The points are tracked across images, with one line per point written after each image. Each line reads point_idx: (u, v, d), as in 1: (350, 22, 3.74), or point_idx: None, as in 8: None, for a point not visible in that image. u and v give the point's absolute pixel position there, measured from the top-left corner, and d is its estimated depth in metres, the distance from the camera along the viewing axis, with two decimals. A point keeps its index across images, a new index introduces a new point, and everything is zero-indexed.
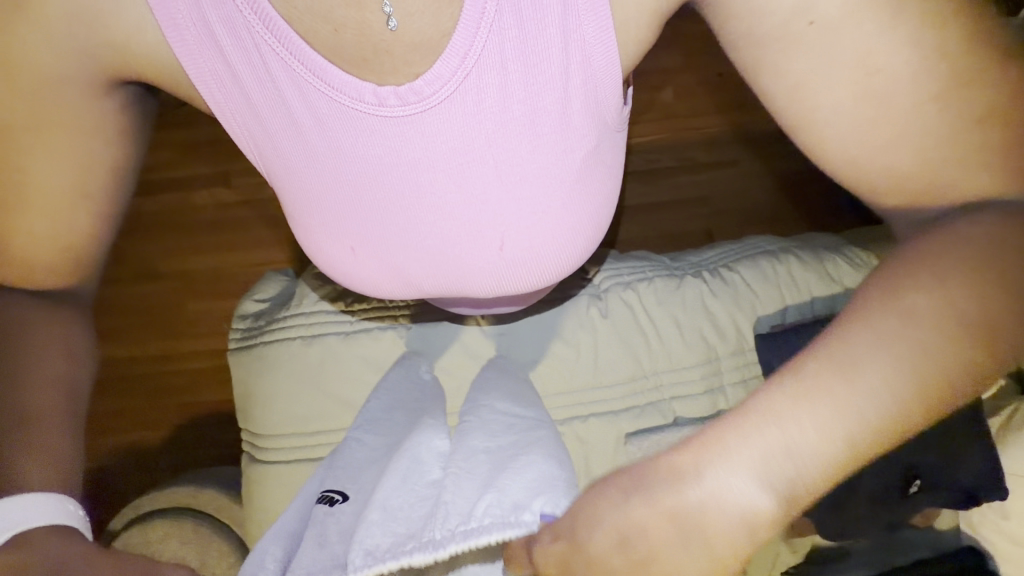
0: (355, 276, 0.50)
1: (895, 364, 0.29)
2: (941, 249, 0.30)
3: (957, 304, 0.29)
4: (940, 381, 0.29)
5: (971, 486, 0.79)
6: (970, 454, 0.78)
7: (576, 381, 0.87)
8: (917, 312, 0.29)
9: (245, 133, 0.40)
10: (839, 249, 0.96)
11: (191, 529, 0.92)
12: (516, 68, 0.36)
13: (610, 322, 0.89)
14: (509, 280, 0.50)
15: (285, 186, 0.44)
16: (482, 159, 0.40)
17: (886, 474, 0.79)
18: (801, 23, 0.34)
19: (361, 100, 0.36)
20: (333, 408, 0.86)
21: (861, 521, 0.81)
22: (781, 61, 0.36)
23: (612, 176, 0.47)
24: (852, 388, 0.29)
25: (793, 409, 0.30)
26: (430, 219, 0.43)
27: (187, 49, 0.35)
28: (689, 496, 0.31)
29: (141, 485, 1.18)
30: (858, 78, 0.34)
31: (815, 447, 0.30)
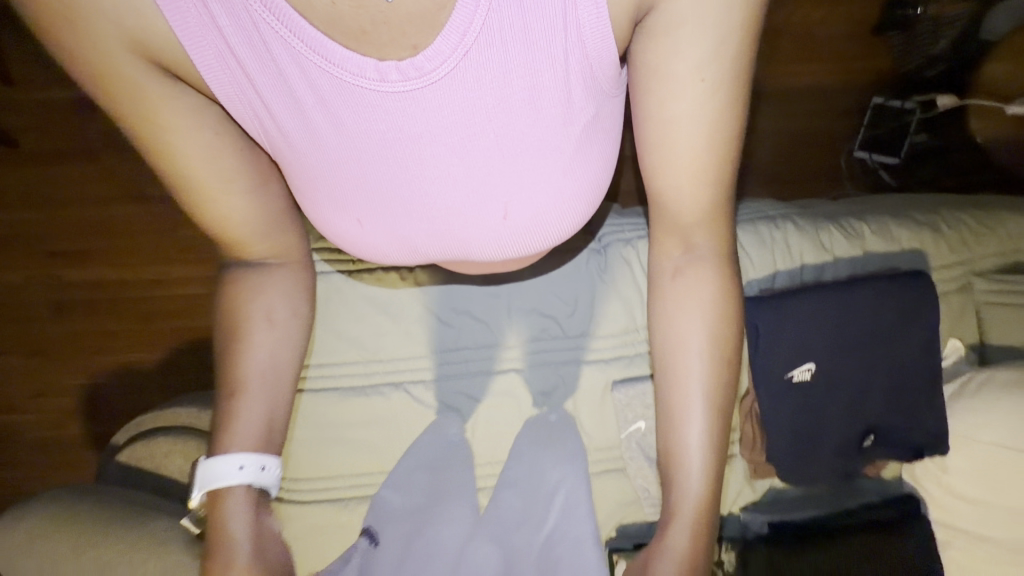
0: (362, 243, 0.56)
1: (694, 360, 0.57)
2: (685, 288, 0.56)
3: (710, 315, 0.56)
4: (708, 343, 0.56)
5: (918, 442, 0.88)
6: (925, 414, 0.87)
7: (571, 331, 0.92)
8: (687, 337, 0.57)
9: (256, 106, 0.43)
10: (835, 219, 0.96)
11: (192, 447, 0.98)
12: (516, 44, 0.38)
13: (608, 278, 0.92)
14: (512, 245, 0.55)
15: (292, 161, 0.48)
16: (480, 128, 0.43)
17: (849, 430, 0.87)
18: (696, 78, 0.40)
19: (363, 75, 0.39)
20: (341, 345, 0.90)
21: (821, 469, 0.89)
22: (671, 103, 0.42)
23: (609, 137, 0.49)
24: (690, 374, 0.57)
25: (676, 412, 0.58)
26: (431, 184, 0.47)
27: (188, 30, 0.39)
28: (672, 469, 0.59)
29: (166, 390, 1.32)
30: (706, 133, 0.43)
31: (704, 418, 0.57)
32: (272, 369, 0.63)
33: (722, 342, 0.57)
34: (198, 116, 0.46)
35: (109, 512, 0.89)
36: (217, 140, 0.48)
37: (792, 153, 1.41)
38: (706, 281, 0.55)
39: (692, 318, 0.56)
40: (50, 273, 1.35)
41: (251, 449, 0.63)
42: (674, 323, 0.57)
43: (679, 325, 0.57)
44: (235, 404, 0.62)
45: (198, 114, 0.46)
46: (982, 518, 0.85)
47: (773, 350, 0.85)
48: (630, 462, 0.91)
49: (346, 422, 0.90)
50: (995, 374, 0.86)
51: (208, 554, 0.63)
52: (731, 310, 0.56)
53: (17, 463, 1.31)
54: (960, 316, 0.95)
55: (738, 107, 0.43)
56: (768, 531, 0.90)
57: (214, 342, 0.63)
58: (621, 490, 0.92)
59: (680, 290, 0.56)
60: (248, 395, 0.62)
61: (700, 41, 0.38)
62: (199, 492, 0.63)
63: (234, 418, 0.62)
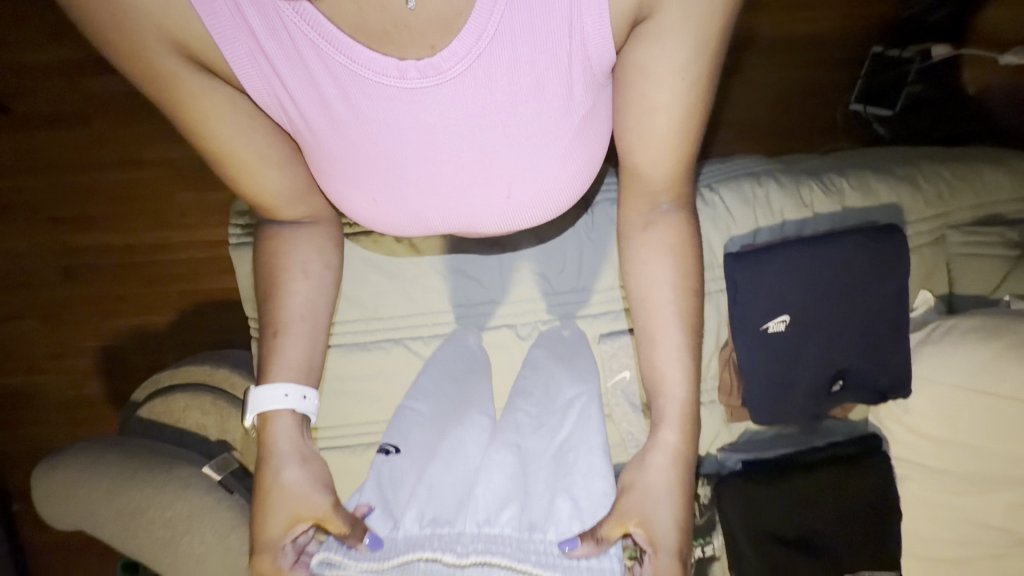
0: (377, 219, 0.61)
1: (669, 301, 0.63)
2: (655, 238, 0.62)
3: (677, 260, 0.63)
4: (679, 284, 0.63)
5: (882, 386, 0.94)
6: (892, 360, 0.93)
7: (561, 287, 0.97)
8: (659, 276, 0.63)
9: (285, 99, 0.49)
10: (817, 176, 0.99)
11: (208, 401, 1.05)
12: (525, 45, 0.44)
13: (595, 236, 0.96)
14: (510, 219, 0.61)
15: (313, 146, 0.54)
16: (491, 121, 0.49)
17: (821, 376, 0.94)
18: (678, 77, 0.47)
19: (384, 73, 0.45)
20: (342, 304, 0.95)
21: (791, 411, 0.96)
22: (653, 97, 0.48)
23: (601, 129, 0.55)
24: (666, 311, 0.64)
25: (658, 333, 0.64)
26: (444, 169, 0.52)
27: (223, 31, 0.45)
28: (658, 392, 0.65)
29: (177, 348, 1.38)
30: (682, 123, 0.50)
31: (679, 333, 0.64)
32: (309, 311, 0.68)
33: (692, 282, 0.63)
34: (237, 105, 0.52)
35: (137, 460, 0.97)
36: (254, 126, 0.54)
37: (788, 106, 1.40)
38: (675, 234, 0.62)
39: (665, 266, 0.63)
40: (57, 239, 1.39)
41: (293, 381, 0.67)
42: (646, 265, 0.64)
43: (652, 267, 0.63)
44: (278, 344, 0.67)
45: (237, 105, 0.52)
46: (939, 453, 0.94)
47: (751, 304, 0.90)
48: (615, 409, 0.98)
49: (349, 376, 0.95)
50: (958, 323, 0.92)
51: (262, 471, 0.67)
52: (692, 249, 0.63)
53: (43, 416, 1.40)
54: (934, 268, 1.00)
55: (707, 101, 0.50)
56: (742, 467, 0.98)
57: (257, 290, 0.68)
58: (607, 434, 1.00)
59: (651, 240, 0.63)
60: (290, 334, 0.67)
61: (683, 48, 0.45)
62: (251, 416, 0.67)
63: (277, 356, 0.67)
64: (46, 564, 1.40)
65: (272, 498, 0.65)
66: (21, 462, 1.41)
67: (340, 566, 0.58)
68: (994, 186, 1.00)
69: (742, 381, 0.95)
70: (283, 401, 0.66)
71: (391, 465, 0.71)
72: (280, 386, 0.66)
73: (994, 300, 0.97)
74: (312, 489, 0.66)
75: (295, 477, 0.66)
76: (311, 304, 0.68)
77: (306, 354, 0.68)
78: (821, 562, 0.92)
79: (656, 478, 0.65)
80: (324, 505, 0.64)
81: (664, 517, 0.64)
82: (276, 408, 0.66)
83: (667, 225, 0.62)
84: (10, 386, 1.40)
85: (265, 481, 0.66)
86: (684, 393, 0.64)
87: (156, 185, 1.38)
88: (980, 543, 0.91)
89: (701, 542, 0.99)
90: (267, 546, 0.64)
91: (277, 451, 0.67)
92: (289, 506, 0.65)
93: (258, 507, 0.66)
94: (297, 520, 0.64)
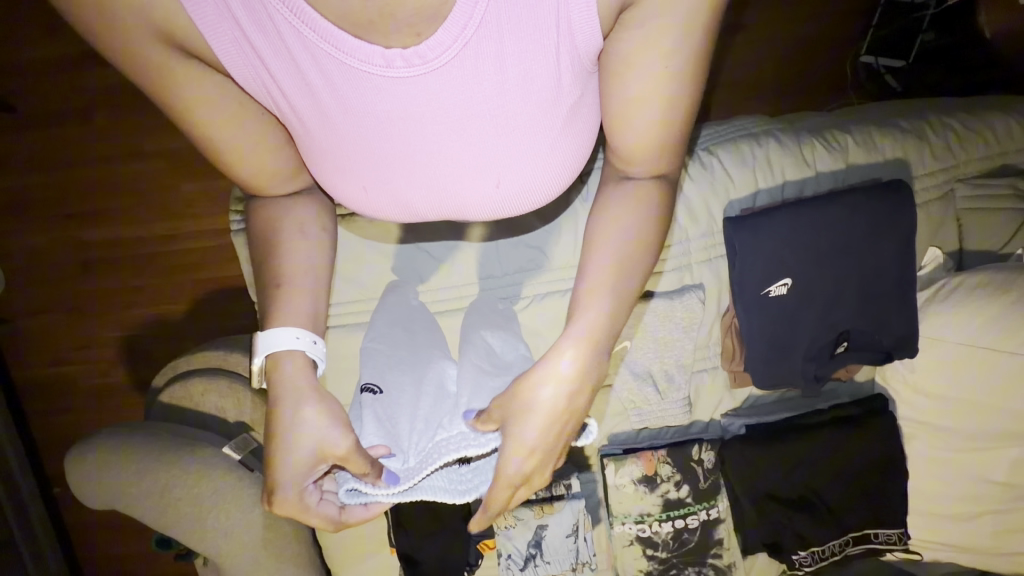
0: (367, 208, 0.58)
1: (612, 257, 0.55)
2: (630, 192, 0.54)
3: (639, 216, 0.54)
4: (631, 249, 0.55)
5: (887, 347, 0.94)
6: (897, 321, 0.92)
7: (559, 260, 0.95)
8: (617, 227, 0.55)
9: (268, 91, 0.46)
10: (820, 133, 0.96)
11: (225, 385, 1.09)
12: (512, 34, 0.40)
13: (588, 205, 0.93)
14: (502, 208, 0.58)
15: (303, 136, 0.51)
16: (481, 113, 0.46)
17: (822, 338, 0.93)
18: (661, 66, 0.43)
19: (370, 62, 0.41)
20: (342, 286, 0.94)
21: (791, 375, 0.95)
22: (639, 83, 0.44)
23: (596, 115, 0.51)
24: (604, 252, 0.55)
25: (589, 275, 0.55)
26: (433, 160, 0.50)
27: (206, 17, 0.41)
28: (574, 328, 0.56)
29: (193, 334, 1.43)
30: (663, 117, 0.46)
31: (612, 290, 0.55)
32: (312, 266, 0.63)
33: (639, 254, 0.55)
34: (223, 91, 0.49)
35: (161, 444, 1.01)
36: (247, 114, 0.52)
37: (794, 62, 1.35)
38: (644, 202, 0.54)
39: (625, 222, 0.54)
40: (72, 235, 1.43)
41: (300, 325, 0.62)
42: (609, 216, 0.55)
43: (614, 218, 0.55)
44: (278, 298, 0.62)
45: (223, 93, 0.49)
46: (941, 412, 0.94)
47: (751, 269, 0.88)
48: (618, 382, 0.95)
49: (353, 355, 0.97)
50: (965, 279, 0.90)
51: (270, 417, 0.61)
52: (662, 216, 0.55)
53: (71, 404, 1.46)
54: (943, 225, 0.97)
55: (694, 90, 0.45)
56: (745, 432, 0.99)
57: (252, 248, 0.63)
58: (613, 406, 0.99)
59: (622, 192, 0.55)
60: (294, 287, 0.62)
61: (666, 36, 0.41)
62: (260, 357, 0.62)
63: (282, 308, 0.62)
64: (87, 540, 1.49)
65: (285, 445, 0.61)
66: (56, 449, 1.48)
67: (368, 494, 0.63)
68: (1001, 137, 0.98)
69: (744, 344, 0.94)
70: (295, 346, 0.61)
71: (378, 404, 0.70)
72: (297, 331, 0.61)
73: (1006, 255, 0.96)
74: (329, 435, 0.61)
75: (308, 424, 0.61)
76: (314, 253, 0.63)
77: (314, 303, 0.63)
78: (819, 518, 0.98)
79: (526, 421, 0.57)
80: (345, 454, 0.61)
81: (513, 463, 0.58)
82: (285, 353, 0.61)
83: (645, 189, 0.54)
84: (38, 379, 1.46)
85: (278, 425, 0.61)
86: (597, 341, 0.55)
87: (160, 178, 1.40)
88: (979, 498, 0.93)
89: (705, 506, 1.00)
90: (288, 490, 0.62)
91: (288, 397, 0.61)
92: (303, 453, 0.61)
93: (272, 453, 0.61)
94: (317, 462, 0.62)
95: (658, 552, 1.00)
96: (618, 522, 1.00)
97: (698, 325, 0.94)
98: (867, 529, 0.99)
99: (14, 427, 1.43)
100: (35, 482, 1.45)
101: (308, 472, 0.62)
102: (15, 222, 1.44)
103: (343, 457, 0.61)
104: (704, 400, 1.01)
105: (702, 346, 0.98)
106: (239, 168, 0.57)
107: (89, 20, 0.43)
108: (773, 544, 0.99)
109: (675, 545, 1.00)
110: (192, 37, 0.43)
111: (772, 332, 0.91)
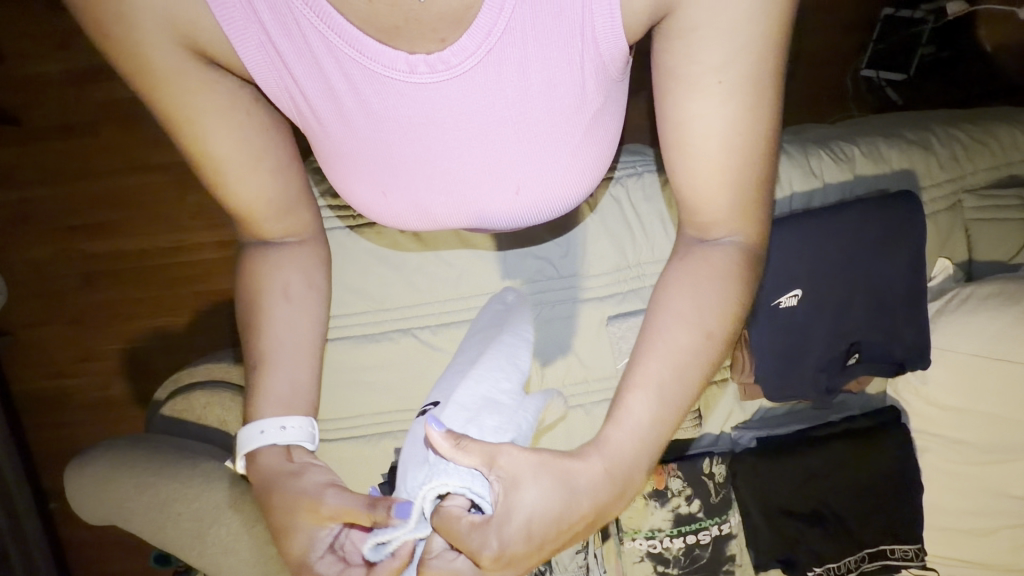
0: (384, 213, 0.58)
1: (674, 342, 0.50)
2: (697, 261, 0.50)
3: (707, 293, 0.50)
4: (697, 329, 0.50)
5: (899, 358, 0.93)
6: (908, 332, 0.91)
7: (567, 272, 0.95)
8: (679, 306, 0.51)
9: (289, 98, 0.46)
10: (827, 144, 0.96)
11: (228, 398, 1.08)
12: (533, 40, 0.40)
13: (599, 217, 0.95)
14: (520, 216, 0.57)
15: (323, 142, 0.51)
16: (502, 119, 0.46)
17: (833, 349, 0.92)
18: (711, 80, 0.40)
19: (393, 67, 0.41)
20: (349, 296, 0.94)
21: (803, 387, 0.94)
22: (684, 101, 0.42)
23: (616, 123, 0.51)
24: (667, 340, 0.50)
25: (646, 360, 0.51)
26: (453, 166, 0.50)
27: (233, 22, 0.41)
28: (626, 429, 0.50)
29: (196, 346, 1.42)
30: (729, 138, 0.42)
31: (664, 388, 0.50)
32: (291, 338, 0.60)
33: (705, 347, 0.50)
34: (235, 100, 0.48)
35: (163, 457, 0.99)
36: (251, 124, 0.50)
37: (798, 75, 1.35)
38: (713, 279, 0.50)
39: (688, 307, 0.50)
40: (76, 247, 1.42)
41: (274, 413, 0.58)
42: (674, 295, 0.51)
43: (678, 296, 0.51)
44: (259, 378, 0.59)
45: (234, 102, 0.49)
46: (954, 422, 0.93)
47: (761, 280, 0.88)
48: None
49: (361, 366, 0.96)
50: (976, 289, 0.90)
51: (262, 504, 0.55)
52: (731, 289, 0.50)
53: (71, 416, 1.45)
54: (952, 236, 0.97)
55: (758, 104, 0.41)
56: (756, 444, 0.98)
57: (238, 316, 0.61)
58: None
59: (688, 266, 0.51)
60: (273, 367, 0.59)
61: (720, 46, 0.39)
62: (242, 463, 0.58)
63: (262, 391, 0.58)
64: (82, 556, 1.47)
65: (279, 526, 0.53)
66: (56, 463, 1.46)
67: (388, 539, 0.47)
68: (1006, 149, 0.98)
69: (755, 358, 0.92)
70: (262, 440, 0.56)
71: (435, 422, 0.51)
72: (262, 423, 0.57)
73: (1015, 265, 0.96)
74: (313, 492, 0.52)
75: (289, 494, 0.53)
76: (286, 330, 0.59)
77: (285, 387, 0.58)
78: (832, 533, 0.96)
79: (551, 516, 0.47)
80: (332, 506, 0.51)
81: (505, 536, 0.45)
82: (255, 444, 0.56)
83: (710, 260, 0.50)
84: (37, 391, 1.45)
85: (269, 508, 0.54)
86: (652, 437, 0.50)
87: (166, 190, 1.40)
88: (996, 512, 0.91)
89: (716, 521, 0.98)
90: (302, 566, 0.51)
91: (267, 474, 0.55)
92: (297, 526, 0.52)
93: (275, 538, 0.53)
94: (316, 526, 0.51)
95: (668, 568, 0.98)
96: (628, 537, 0.98)
97: None
98: (883, 544, 0.97)
99: (13, 440, 1.41)
100: (32, 496, 1.42)
101: (312, 544, 0.51)
102: (19, 234, 1.43)
103: (325, 514, 0.51)
104: (713, 412, 1.00)
105: None
106: (247, 209, 0.56)
107: (101, 26, 0.43)
108: (786, 559, 0.97)
109: (686, 561, 0.98)
110: (214, 42, 0.43)
111: (782, 342, 0.91)
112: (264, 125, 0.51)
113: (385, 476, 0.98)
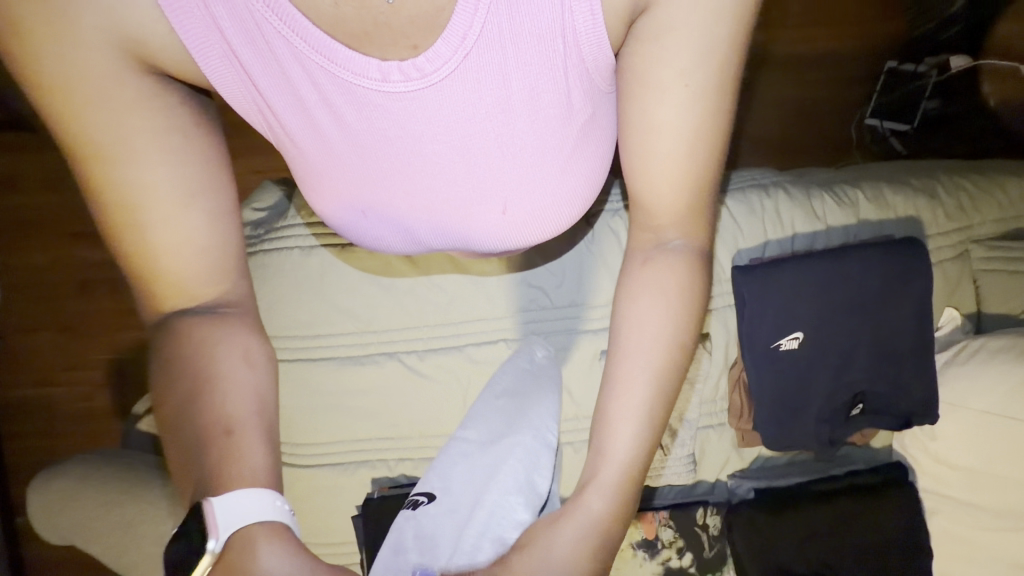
0: (366, 234, 0.57)
1: (646, 361, 0.50)
2: (662, 269, 0.49)
3: (670, 308, 0.49)
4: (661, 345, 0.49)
5: (905, 410, 0.89)
6: (913, 380, 0.88)
7: (562, 301, 0.92)
8: (643, 317, 0.50)
9: (257, 111, 0.44)
10: (830, 187, 0.95)
11: None
12: (512, 46, 0.39)
13: (596, 246, 0.93)
14: (514, 235, 0.55)
15: (298, 159, 0.49)
16: (484, 132, 0.44)
17: (836, 399, 0.88)
18: (678, 83, 0.39)
19: (366, 76, 0.40)
20: (336, 316, 0.91)
21: (803, 435, 0.89)
22: (647, 104, 0.41)
23: (608, 138, 0.49)
24: (636, 360, 0.50)
25: (619, 386, 0.50)
26: (435, 183, 0.48)
27: (191, 32, 0.39)
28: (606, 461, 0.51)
29: None
30: (691, 144, 0.41)
31: (642, 411, 0.50)
32: (259, 404, 0.48)
33: (669, 368, 0.50)
34: (171, 123, 0.42)
35: (134, 476, 0.94)
36: (193, 153, 0.44)
37: (804, 121, 1.36)
38: (673, 290, 0.49)
39: (653, 320, 0.50)
40: (74, 255, 1.42)
41: (260, 488, 0.45)
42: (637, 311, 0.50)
43: (643, 310, 0.50)
44: (225, 451, 0.45)
45: (173, 124, 0.42)
46: (966, 484, 0.88)
47: (761, 322, 0.85)
48: None
49: (343, 390, 0.92)
50: (987, 342, 0.87)
51: None
52: (694, 295, 0.49)
53: (52, 426, 1.40)
54: (960, 285, 0.95)
55: (720, 107, 0.40)
56: (753, 496, 0.92)
57: (163, 399, 0.46)
58: None
59: (648, 278, 0.50)
60: (247, 433, 0.46)
61: (688, 49, 0.38)
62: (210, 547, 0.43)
63: (232, 464, 0.45)
64: None
65: None
66: (28, 476, 1.40)
67: None
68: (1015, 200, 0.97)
69: (756, 399, 0.88)
70: (253, 520, 0.43)
71: (422, 518, 0.64)
72: (263, 499, 0.44)
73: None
74: None
75: None
76: (254, 399, 0.48)
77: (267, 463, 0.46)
78: None
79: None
80: None
81: None
82: (256, 542, 0.44)
83: (671, 269, 0.48)
84: (19, 399, 1.40)
85: None
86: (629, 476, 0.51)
87: None
88: None
89: None
90: None
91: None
92: None
93: None
94: None
95: None
96: None
97: (704, 378, 0.90)
98: None
99: None
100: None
101: None
102: (19, 239, 1.43)
103: None
104: (710, 459, 0.94)
105: (708, 401, 0.92)
106: (177, 264, 0.45)
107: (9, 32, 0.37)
108: None
109: None
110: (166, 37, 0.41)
111: (783, 388, 0.87)
112: (203, 155, 0.44)
113: (359, 508, 0.93)
